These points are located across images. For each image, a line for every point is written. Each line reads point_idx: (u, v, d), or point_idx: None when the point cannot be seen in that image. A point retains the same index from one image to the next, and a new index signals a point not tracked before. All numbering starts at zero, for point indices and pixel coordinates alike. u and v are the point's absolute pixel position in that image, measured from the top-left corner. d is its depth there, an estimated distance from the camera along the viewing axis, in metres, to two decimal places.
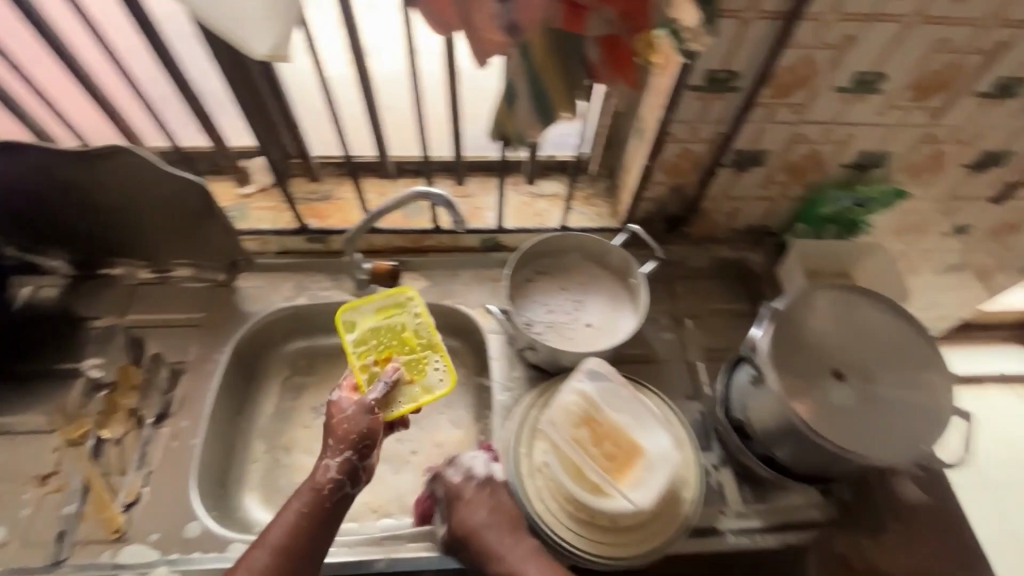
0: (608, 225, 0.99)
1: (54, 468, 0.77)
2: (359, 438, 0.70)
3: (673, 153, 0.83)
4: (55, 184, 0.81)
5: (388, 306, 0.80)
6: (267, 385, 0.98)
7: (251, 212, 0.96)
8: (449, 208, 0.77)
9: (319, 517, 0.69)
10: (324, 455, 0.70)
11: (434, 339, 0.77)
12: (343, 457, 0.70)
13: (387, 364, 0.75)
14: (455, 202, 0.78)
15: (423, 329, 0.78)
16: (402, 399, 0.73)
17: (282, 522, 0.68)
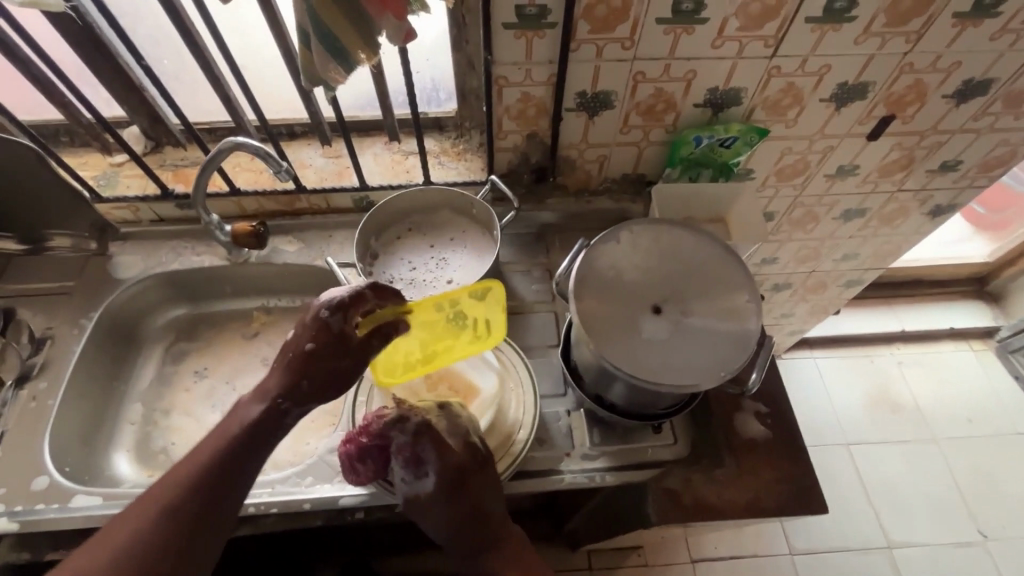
0: (476, 178, 0.98)
1: None
2: (339, 385, 0.69)
3: (513, 98, 0.83)
4: None
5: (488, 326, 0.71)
6: (148, 351, 0.99)
7: (120, 180, 0.97)
8: (267, 159, 0.79)
9: (247, 456, 0.64)
10: (282, 395, 0.66)
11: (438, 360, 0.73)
12: (303, 403, 0.67)
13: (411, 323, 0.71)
14: (269, 151, 0.80)
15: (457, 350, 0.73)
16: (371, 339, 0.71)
17: (217, 437, 0.64)
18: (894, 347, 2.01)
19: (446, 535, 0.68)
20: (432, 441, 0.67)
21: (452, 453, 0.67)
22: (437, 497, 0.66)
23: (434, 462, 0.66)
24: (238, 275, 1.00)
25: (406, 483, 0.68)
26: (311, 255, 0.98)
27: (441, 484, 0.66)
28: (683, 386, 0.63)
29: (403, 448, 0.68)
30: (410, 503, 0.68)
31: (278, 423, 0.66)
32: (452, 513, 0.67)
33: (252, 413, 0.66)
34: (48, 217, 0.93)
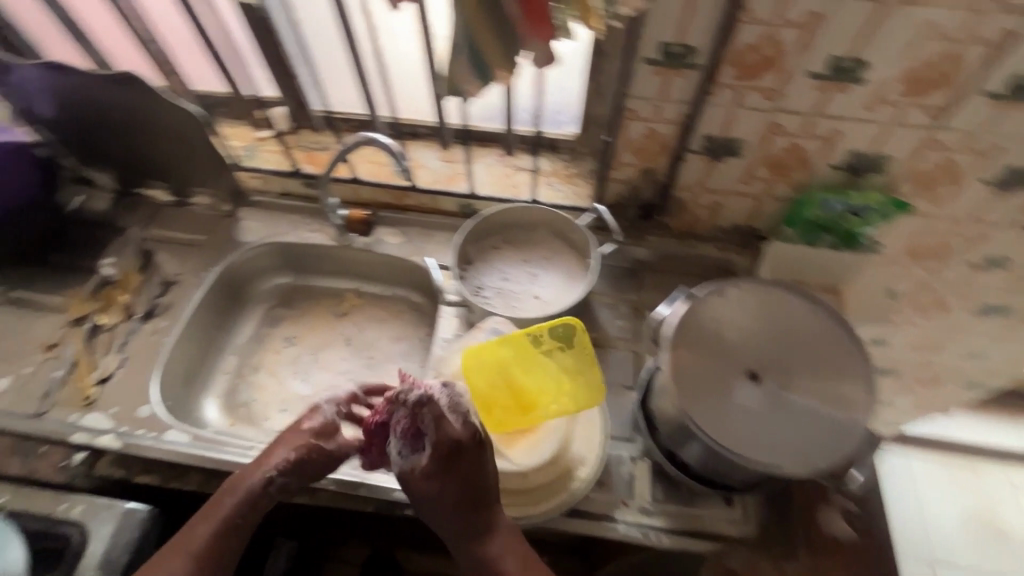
0: (580, 204, 0.98)
1: (57, 340, 0.91)
2: (319, 471, 0.74)
3: (638, 133, 0.82)
4: (90, 104, 0.95)
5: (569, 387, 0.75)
6: (252, 309, 1.08)
7: (260, 153, 1.07)
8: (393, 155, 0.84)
9: (230, 545, 0.69)
10: (271, 470, 0.72)
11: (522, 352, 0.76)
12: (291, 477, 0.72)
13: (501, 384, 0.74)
14: (395, 149, 0.85)
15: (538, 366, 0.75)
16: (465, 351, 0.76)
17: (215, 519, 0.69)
18: (1009, 468, 1.75)
19: (441, 516, 0.65)
20: (428, 415, 0.63)
21: (447, 430, 0.63)
22: (432, 473, 0.63)
23: (431, 436, 0.63)
24: (341, 257, 1.07)
25: (404, 458, 0.66)
26: (409, 250, 1.02)
27: (435, 463, 0.63)
28: (772, 466, 0.59)
29: (401, 420, 0.66)
30: (406, 481, 0.66)
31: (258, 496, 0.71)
32: (445, 494, 0.63)
33: (230, 502, 0.70)
34: (196, 176, 1.04)
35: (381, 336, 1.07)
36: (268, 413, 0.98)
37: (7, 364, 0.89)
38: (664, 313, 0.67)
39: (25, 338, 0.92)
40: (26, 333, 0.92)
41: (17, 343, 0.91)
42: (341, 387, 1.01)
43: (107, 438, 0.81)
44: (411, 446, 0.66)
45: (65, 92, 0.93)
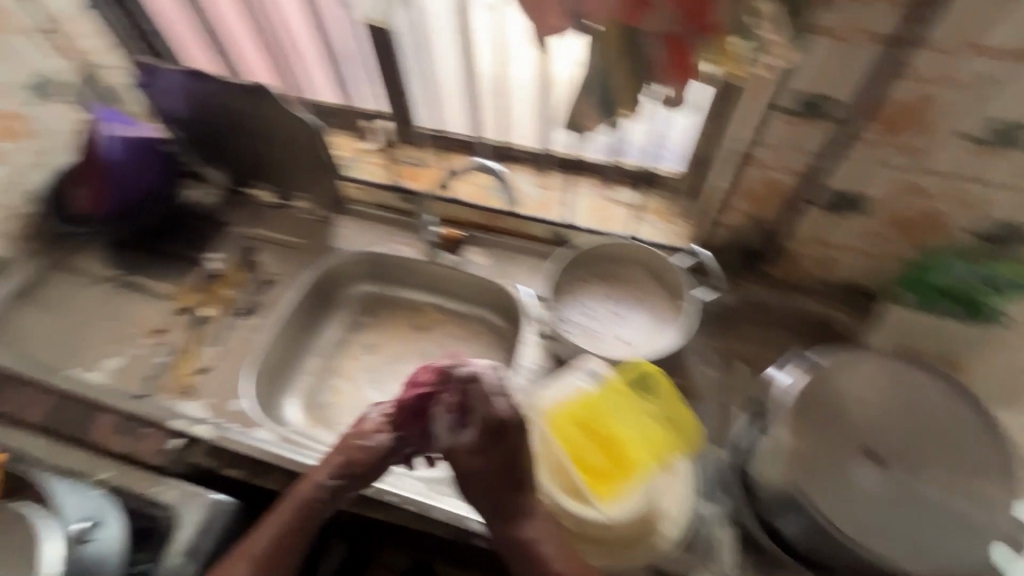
0: (676, 244, 0.95)
1: (165, 326, 0.97)
2: (368, 474, 0.74)
3: (755, 179, 0.79)
4: (222, 109, 1.02)
5: (665, 434, 0.73)
6: (336, 312, 1.10)
7: (362, 164, 1.10)
8: None
9: (287, 552, 0.68)
10: (321, 474, 0.72)
11: (614, 398, 0.74)
12: (341, 482, 0.72)
13: (595, 432, 0.72)
14: None
15: (629, 414, 0.73)
16: (552, 397, 0.74)
17: (271, 527, 0.69)
18: None
19: (479, 494, 0.66)
20: (476, 391, 0.68)
21: (494, 406, 0.67)
22: (476, 447, 0.66)
23: (478, 410, 0.67)
24: (427, 272, 1.08)
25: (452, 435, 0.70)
26: (496, 273, 1.03)
27: (482, 439, 0.66)
28: (891, 560, 0.55)
29: (450, 398, 0.72)
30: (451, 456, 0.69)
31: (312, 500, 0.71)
32: (488, 468, 0.65)
33: (289, 508, 0.70)
34: (302, 181, 1.09)
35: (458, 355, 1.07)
36: (343, 419, 1.00)
37: (119, 345, 0.95)
38: (777, 377, 0.64)
39: (137, 320, 0.98)
40: (138, 316, 0.99)
41: (129, 325, 0.98)
42: None
43: (203, 429, 0.84)
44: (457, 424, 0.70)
45: (203, 96, 1.01)
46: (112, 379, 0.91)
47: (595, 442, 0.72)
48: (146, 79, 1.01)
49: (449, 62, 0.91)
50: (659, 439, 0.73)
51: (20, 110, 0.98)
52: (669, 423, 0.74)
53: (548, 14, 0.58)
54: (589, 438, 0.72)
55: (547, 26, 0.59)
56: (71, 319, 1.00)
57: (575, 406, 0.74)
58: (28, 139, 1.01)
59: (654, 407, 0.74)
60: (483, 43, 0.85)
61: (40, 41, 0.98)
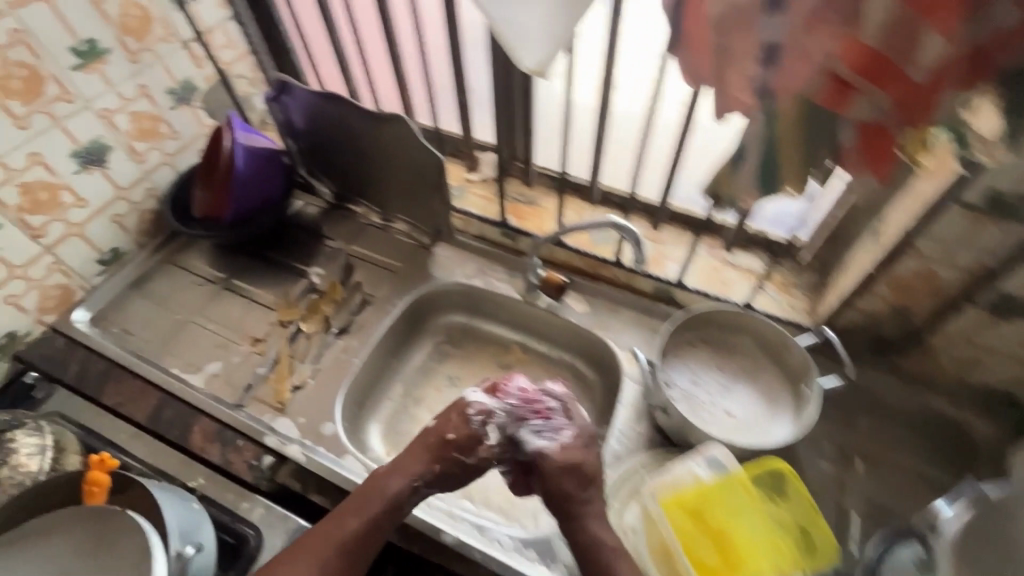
0: (797, 320, 0.89)
1: (264, 335, 0.99)
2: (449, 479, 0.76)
3: (908, 269, 0.72)
4: (344, 130, 1.03)
5: (788, 543, 0.67)
6: (422, 339, 1.10)
7: (468, 195, 1.11)
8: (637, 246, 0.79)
9: (370, 543, 0.71)
10: (415, 479, 0.73)
11: (735, 494, 0.68)
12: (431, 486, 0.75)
13: (708, 527, 0.67)
14: (642, 242, 0.81)
15: (749, 514, 0.68)
16: (664, 480, 0.71)
17: (359, 519, 0.70)
18: None
19: (567, 490, 0.71)
20: (569, 404, 0.79)
21: (583, 419, 0.78)
22: (576, 445, 0.74)
23: (576, 419, 0.78)
24: (520, 311, 1.06)
25: (539, 439, 0.75)
26: (593, 323, 0.99)
27: (577, 444, 0.75)
28: None
29: (541, 409, 0.78)
30: (546, 457, 0.73)
31: (395, 502, 0.72)
32: (590, 465, 0.73)
33: (377, 499, 0.72)
34: (407, 206, 1.09)
35: None
36: None
37: (220, 349, 0.98)
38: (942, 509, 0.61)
39: (239, 326, 1.00)
40: (240, 322, 1.01)
41: (231, 329, 1.00)
42: None
43: (294, 448, 0.85)
44: (554, 428, 0.76)
45: (329, 116, 1.02)
46: (211, 383, 0.93)
47: (708, 538, 0.67)
48: (275, 96, 1.02)
49: (583, 106, 0.91)
50: (782, 548, 0.66)
51: (160, 113, 1.03)
52: (794, 531, 0.68)
53: (734, 87, 0.54)
54: (701, 531, 0.67)
55: (730, 98, 0.55)
56: (177, 316, 1.03)
57: (689, 496, 0.69)
58: (162, 141, 1.06)
59: (778, 511, 0.69)
60: (625, 91, 0.84)
61: (186, 51, 1.03)
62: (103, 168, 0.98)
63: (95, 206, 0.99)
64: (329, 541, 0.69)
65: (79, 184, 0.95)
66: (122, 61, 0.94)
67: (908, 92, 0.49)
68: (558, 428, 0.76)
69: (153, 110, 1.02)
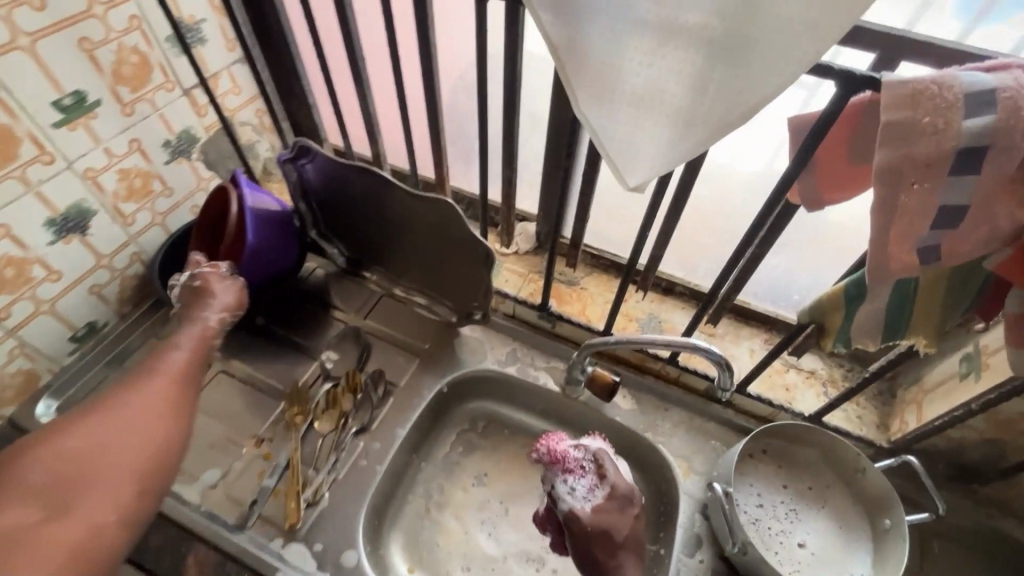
0: (870, 438, 0.82)
1: (270, 435, 0.86)
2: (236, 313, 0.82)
3: (1015, 409, 0.66)
4: (370, 199, 0.90)
5: None
6: (446, 431, 0.98)
7: (503, 271, 1.01)
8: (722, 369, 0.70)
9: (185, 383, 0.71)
10: (207, 309, 0.79)
11: None
12: (220, 316, 0.80)
13: None
14: (725, 363, 0.71)
15: None
16: None
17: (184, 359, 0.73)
18: None
19: (591, 552, 0.71)
20: (606, 459, 0.76)
21: (621, 479, 0.75)
22: (607, 509, 0.73)
23: (610, 478, 0.75)
24: (556, 403, 0.96)
25: (571, 498, 0.74)
26: (642, 423, 0.90)
27: (609, 506, 0.73)
28: None
29: (574, 463, 0.76)
30: (574, 518, 0.72)
31: (200, 330, 0.77)
32: (618, 530, 0.71)
33: (195, 333, 0.76)
34: (434, 282, 0.97)
35: None
36: (450, 569, 0.87)
37: (220, 452, 0.84)
38: None
39: (240, 422, 0.88)
40: (242, 417, 0.88)
41: (231, 425, 0.87)
42: (533, 554, 0.89)
43: None
44: (587, 488, 0.74)
45: (353, 184, 0.89)
46: (209, 496, 0.80)
47: None
48: (293, 159, 0.89)
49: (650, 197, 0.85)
50: None
51: (153, 169, 0.90)
52: None
53: (892, 244, 0.46)
54: None
55: (884, 256, 0.47)
56: None
57: None
58: (154, 200, 0.92)
59: None
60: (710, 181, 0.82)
61: (187, 99, 0.90)
62: (83, 236, 0.83)
63: (71, 279, 0.84)
64: (161, 364, 0.71)
65: (54, 257, 0.81)
66: (114, 115, 0.80)
67: None
68: (590, 487, 0.75)
69: (146, 167, 0.88)
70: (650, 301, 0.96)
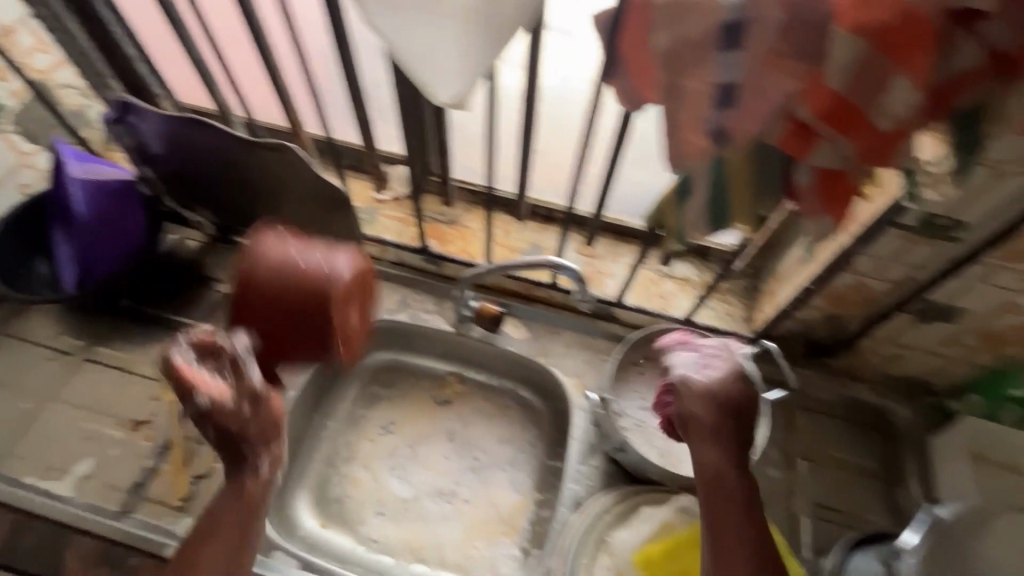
0: (737, 331, 0.88)
1: (147, 416, 0.82)
2: (277, 441, 0.64)
3: (844, 284, 0.73)
4: (219, 158, 0.84)
5: None
6: (348, 386, 0.97)
7: (380, 218, 0.98)
8: (580, 285, 0.73)
9: (251, 513, 0.61)
10: (258, 458, 0.62)
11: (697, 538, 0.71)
12: (273, 454, 0.64)
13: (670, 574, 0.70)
14: (581, 278, 0.74)
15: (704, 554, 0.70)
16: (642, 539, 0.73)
17: (234, 504, 0.61)
18: None
19: (710, 423, 0.63)
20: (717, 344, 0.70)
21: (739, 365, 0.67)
22: (732, 384, 0.64)
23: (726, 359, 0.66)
24: (451, 343, 0.96)
25: (683, 368, 0.66)
26: (534, 349, 0.92)
27: (731, 388, 0.63)
28: None
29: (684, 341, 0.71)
30: (689, 386, 0.64)
31: (249, 485, 0.62)
32: (741, 405, 0.63)
33: (246, 488, 0.61)
34: None
35: (487, 434, 0.95)
36: (362, 516, 0.88)
37: (92, 442, 0.80)
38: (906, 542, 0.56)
39: (110, 408, 0.82)
40: (113, 403, 0.83)
41: (100, 412, 0.82)
42: (443, 487, 0.91)
43: None
44: (698, 364, 0.66)
45: (197, 143, 0.83)
46: (85, 486, 0.76)
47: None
48: (119, 119, 0.81)
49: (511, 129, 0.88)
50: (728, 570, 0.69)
51: None
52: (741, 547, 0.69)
53: (686, 129, 0.47)
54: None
55: (683, 143, 0.48)
56: (24, 405, 0.82)
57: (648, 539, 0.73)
58: None
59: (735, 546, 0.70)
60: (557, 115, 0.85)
61: None
62: None
63: None
64: (223, 515, 0.60)
65: None
66: None
67: (874, 140, 0.44)
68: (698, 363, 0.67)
69: None
70: (531, 229, 0.96)
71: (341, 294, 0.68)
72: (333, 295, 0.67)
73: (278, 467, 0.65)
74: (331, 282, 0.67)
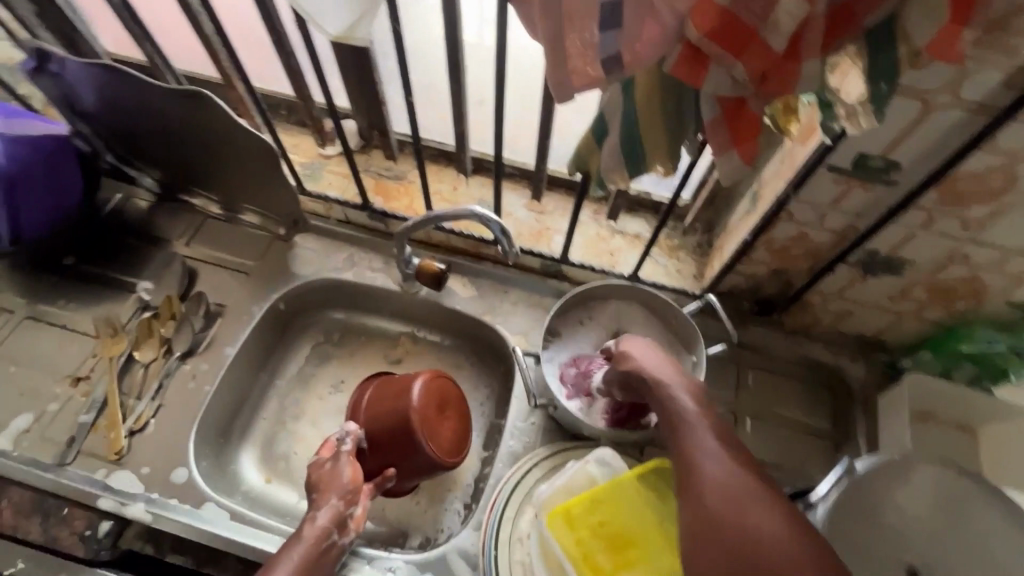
0: (686, 288, 0.86)
1: (86, 372, 0.83)
2: (352, 510, 0.69)
3: (786, 234, 0.70)
4: (145, 108, 0.80)
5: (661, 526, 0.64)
6: (298, 343, 0.95)
7: (324, 174, 0.96)
8: (506, 239, 0.72)
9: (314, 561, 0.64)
10: (331, 524, 0.66)
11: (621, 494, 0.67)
12: (344, 523, 0.67)
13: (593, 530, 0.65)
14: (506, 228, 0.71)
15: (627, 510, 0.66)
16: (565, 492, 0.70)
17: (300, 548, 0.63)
18: None
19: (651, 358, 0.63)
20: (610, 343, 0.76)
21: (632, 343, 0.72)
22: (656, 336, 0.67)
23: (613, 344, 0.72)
24: (401, 302, 0.94)
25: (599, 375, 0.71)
26: (481, 308, 0.90)
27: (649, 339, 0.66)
28: None
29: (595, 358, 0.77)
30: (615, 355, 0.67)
31: (307, 533, 0.65)
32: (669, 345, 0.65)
33: (312, 542, 0.64)
34: (247, 195, 0.91)
35: None
36: None
37: (32, 397, 0.81)
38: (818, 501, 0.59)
39: (50, 365, 0.83)
40: (53, 360, 0.84)
41: (41, 369, 0.83)
42: None
43: (137, 507, 0.73)
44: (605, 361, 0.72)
45: (119, 95, 0.79)
46: (24, 439, 0.78)
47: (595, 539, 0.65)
48: (38, 68, 0.78)
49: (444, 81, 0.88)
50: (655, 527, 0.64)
51: None
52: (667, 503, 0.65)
53: (572, 54, 0.43)
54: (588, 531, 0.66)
55: (571, 72, 0.44)
56: None
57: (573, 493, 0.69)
58: None
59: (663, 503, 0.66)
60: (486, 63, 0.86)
61: None
62: None
63: None
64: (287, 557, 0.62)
65: None
66: None
67: (768, 62, 0.41)
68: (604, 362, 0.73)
69: None
70: (478, 185, 0.94)
71: (422, 403, 0.72)
72: (412, 402, 0.72)
73: (346, 533, 0.68)
74: (404, 394, 0.73)
